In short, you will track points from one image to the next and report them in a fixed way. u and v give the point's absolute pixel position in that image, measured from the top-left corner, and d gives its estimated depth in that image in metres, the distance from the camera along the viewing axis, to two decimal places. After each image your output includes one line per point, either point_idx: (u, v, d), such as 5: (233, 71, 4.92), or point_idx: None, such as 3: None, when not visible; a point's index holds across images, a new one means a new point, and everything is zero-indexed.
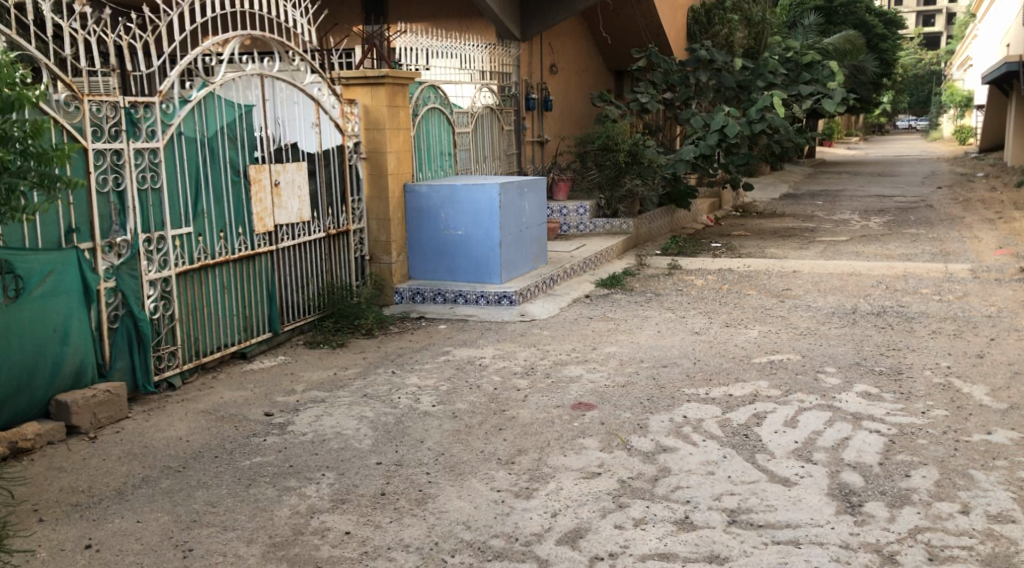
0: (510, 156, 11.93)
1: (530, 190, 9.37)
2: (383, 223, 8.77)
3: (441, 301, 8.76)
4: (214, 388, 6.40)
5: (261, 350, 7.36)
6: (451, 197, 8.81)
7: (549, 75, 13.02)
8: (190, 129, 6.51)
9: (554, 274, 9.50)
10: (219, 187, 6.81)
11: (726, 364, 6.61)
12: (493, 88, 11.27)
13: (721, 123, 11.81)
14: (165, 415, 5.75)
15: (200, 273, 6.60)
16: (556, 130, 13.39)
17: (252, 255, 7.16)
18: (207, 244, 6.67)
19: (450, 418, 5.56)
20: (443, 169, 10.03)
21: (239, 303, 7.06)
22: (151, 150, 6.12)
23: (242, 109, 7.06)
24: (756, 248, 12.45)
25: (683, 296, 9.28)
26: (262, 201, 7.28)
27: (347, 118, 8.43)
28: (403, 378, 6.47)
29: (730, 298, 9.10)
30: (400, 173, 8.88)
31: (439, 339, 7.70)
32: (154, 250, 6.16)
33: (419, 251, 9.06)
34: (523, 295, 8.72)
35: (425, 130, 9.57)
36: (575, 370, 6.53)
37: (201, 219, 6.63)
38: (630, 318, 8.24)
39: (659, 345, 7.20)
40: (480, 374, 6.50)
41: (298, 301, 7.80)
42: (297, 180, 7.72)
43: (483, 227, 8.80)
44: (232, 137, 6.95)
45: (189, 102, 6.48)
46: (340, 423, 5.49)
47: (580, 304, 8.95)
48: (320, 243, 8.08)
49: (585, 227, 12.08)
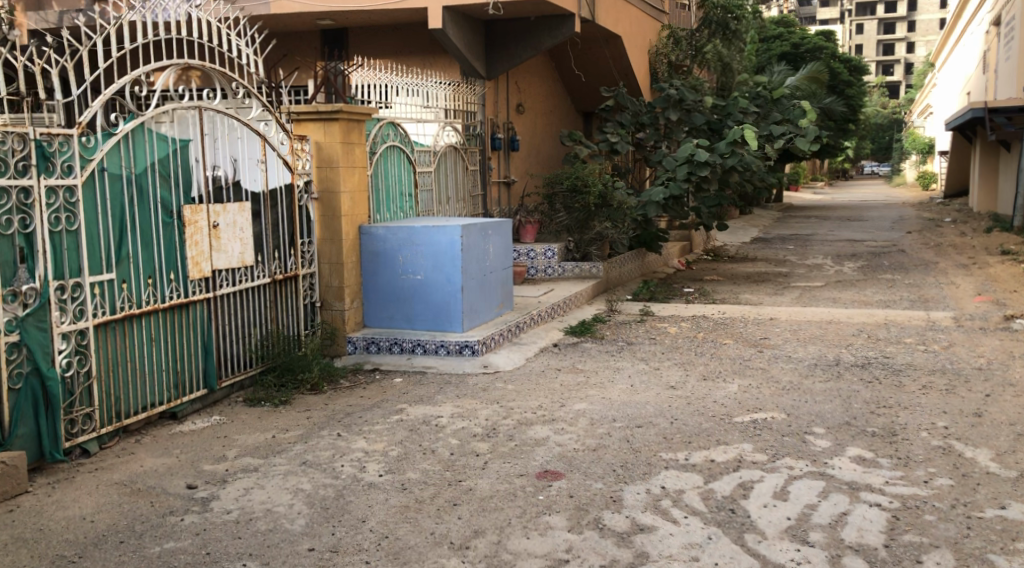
0: (475, 198, 11.39)
1: (495, 232, 8.79)
2: (335, 267, 8.14)
3: (397, 352, 8.09)
4: (135, 455, 5.71)
5: (194, 409, 6.68)
6: (410, 239, 8.21)
7: (516, 114, 12.55)
8: (115, 164, 5.88)
9: (521, 320, 8.88)
10: (148, 229, 6.17)
11: (705, 425, 6.01)
12: (456, 126, 10.75)
13: (688, 153, 11.34)
14: (72, 490, 5.07)
15: (122, 324, 5.94)
16: (523, 170, 12.89)
17: (185, 303, 6.50)
18: (132, 291, 6.01)
19: (399, 490, 4.91)
20: (403, 210, 9.44)
21: (170, 357, 6.39)
22: (67, 188, 5.48)
23: (176, 143, 6.44)
24: (730, 293, 11.98)
25: (656, 345, 8.72)
26: (198, 244, 6.64)
27: (297, 155, 7.82)
28: (349, 442, 5.81)
29: (706, 347, 8.55)
30: (355, 214, 8.27)
31: (392, 394, 7.06)
32: (67, 299, 5.51)
33: (375, 296, 8.42)
34: (487, 345, 8.08)
35: (384, 169, 8.99)
36: (541, 431, 5.90)
37: (126, 264, 5.97)
38: (600, 371, 7.65)
39: (631, 401, 6.60)
40: (436, 437, 5.85)
41: (239, 354, 7.13)
42: (239, 221, 7.08)
43: (444, 272, 8.18)
44: (164, 175, 6.32)
45: (114, 135, 5.86)
46: (272, 498, 4.83)
47: (547, 354, 8.35)
48: (265, 290, 7.43)
49: (553, 271, 11.54)
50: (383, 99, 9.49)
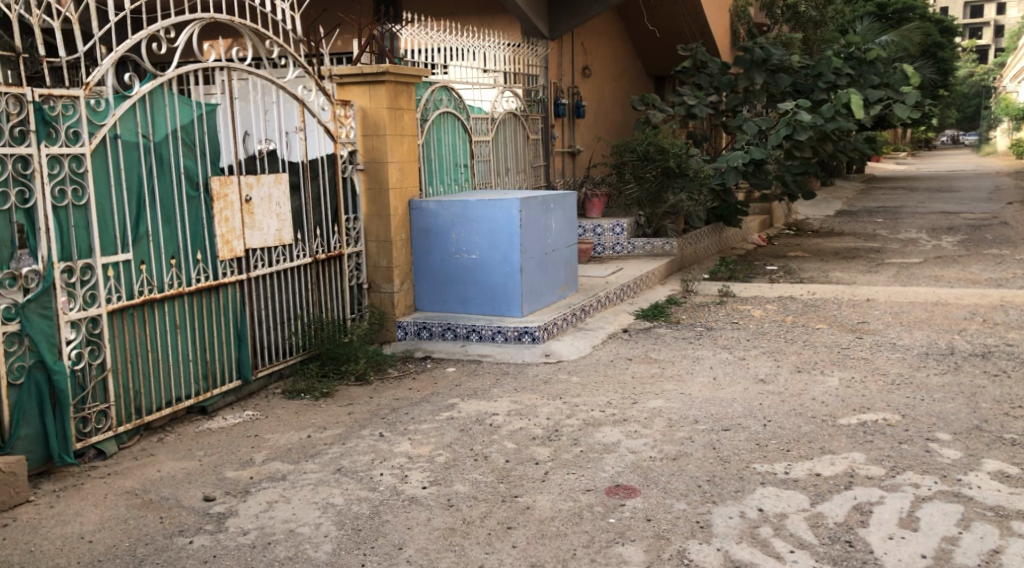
0: (537, 169, 10.58)
1: (558, 207, 7.97)
2: (383, 246, 7.44)
3: (451, 338, 7.38)
4: (154, 457, 5.09)
5: (226, 402, 6.05)
6: (463, 214, 7.44)
7: (582, 78, 11.67)
8: (130, 131, 5.24)
9: (586, 303, 8.06)
10: (169, 204, 5.53)
11: (804, 429, 5.14)
12: (517, 91, 9.94)
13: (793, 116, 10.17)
14: (76, 501, 4.46)
15: (141, 309, 5.32)
16: (589, 138, 12.01)
17: (213, 286, 5.86)
18: (153, 273, 5.39)
19: (444, 508, 4.17)
20: (456, 183, 8.69)
21: (197, 345, 5.77)
22: (73, 156, 4.86)
23: (201, 108, 5.78)
24: (818, 271, 10.94)
25: (740, 331, 7.81)
26: (228, 220, 5.98)
27: (340, 122, 7.10)
28: (392, 444, 5.09)
29: (797, 334, 7.61)
30: (404, 187, 7.54)
31: (443, 387, 6.32)
32: (77, 282, 4.90)
33: (427, 277, 7.70)
34: (549, 331, 7.29)
35: (436, 137, 8.26)
36: (611, 434, 5.10)
37: (144, 243, 5.34)
38: (678, 360, 6.80)
39: (716, 399, 5.75)
40: (490, 439, 5.10)
41: (276, 342, 6.48)
42: (275, 194, 6.41)
43: (501, 250, 7.39)
44: (188, 143, 5.67)
45: (128, 97, 5.21)
46: (297, 516, 4.14)
47: (617, 341, 7.52)
48: (305, 271, 6.77)
49: (623, 248, 10.71)
50: (438, 62, 8.73)
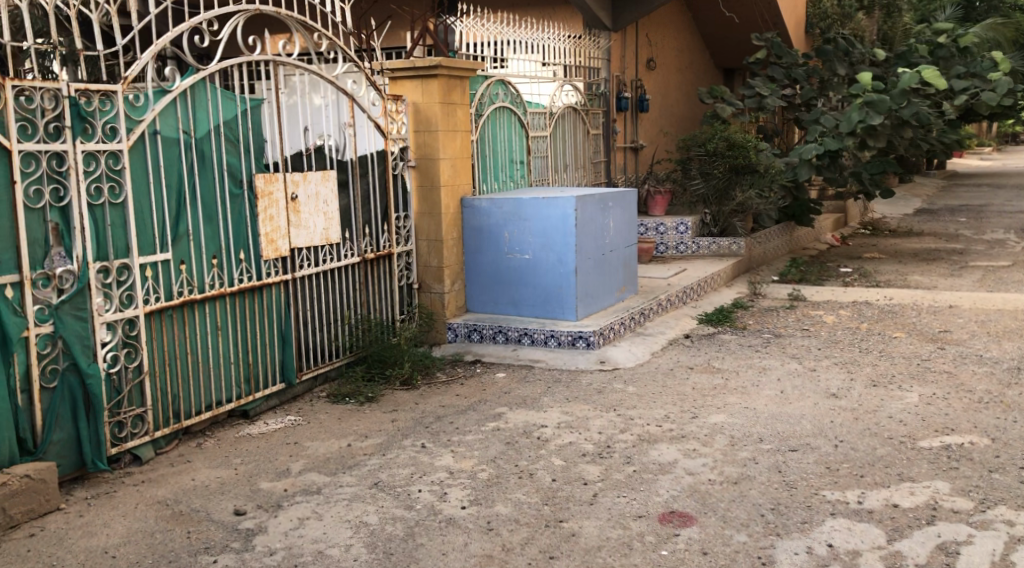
0: (598, 166, 10.23)
1: (617, 205, 7.62)
2: (433, 245, 7.20)
3: (502, 342, 7.10)
4: (190, 464, 4.92)
5: (269, 406, 5.87)
6: (516, 213, 7.15)
7: (647, 71, 11.27)
8: (170, 127, 5.08)
9: (646, 307, 7.69)
10: (211, 202, 5.36)
11: (880, 451, 4.73)
12: (577, 85, 9.61)
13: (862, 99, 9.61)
14: (106, 510, 4.30)
15: (181, 310, 5.17)
16: (653, 133, 11.60)
17: (256, 287, 5.69)
18: (193, 274, 5.23)
19: (483, 532, 3.89)
20: (512, 180, 8.40)
21: (239, 347, 5.60)
22: (110, 153, 4.71)
23: (246, 103, 5.60)
24: (896, 274, 10.35)
25: (810, 340, 7.36)
26: (272, 219, 5.80)
27: (391, 118, 6.88)
28: (434, 456, 4.83)
29: (873, 343, 7.14)
30: (457, 184, 7.29)
31: (492, 394, 6.05)
32: (113, 283, 4.75)
33: (479, 278, 7.44)
34: (605, 336, 6.95)
35: (492, 132, 7.99)
36: (667, 453, 4.76)
37: (184, 242, 5.19)
38: (742, 371, 6.41)
39: (782, 415, 5.36)
40: (538, 454, 4.81)
41: (322, 344, 6.29)
42: (322, 192, 6.21)
43: (555, 251, 7.06)
44: (231, 139, 5.49)
45: (168, 92, 5.04)
46: (327, 535, 3.90)
47: (677, 347, 7.15)
48: (353, 271, 6.56)
49: (686, 248, 10.27)
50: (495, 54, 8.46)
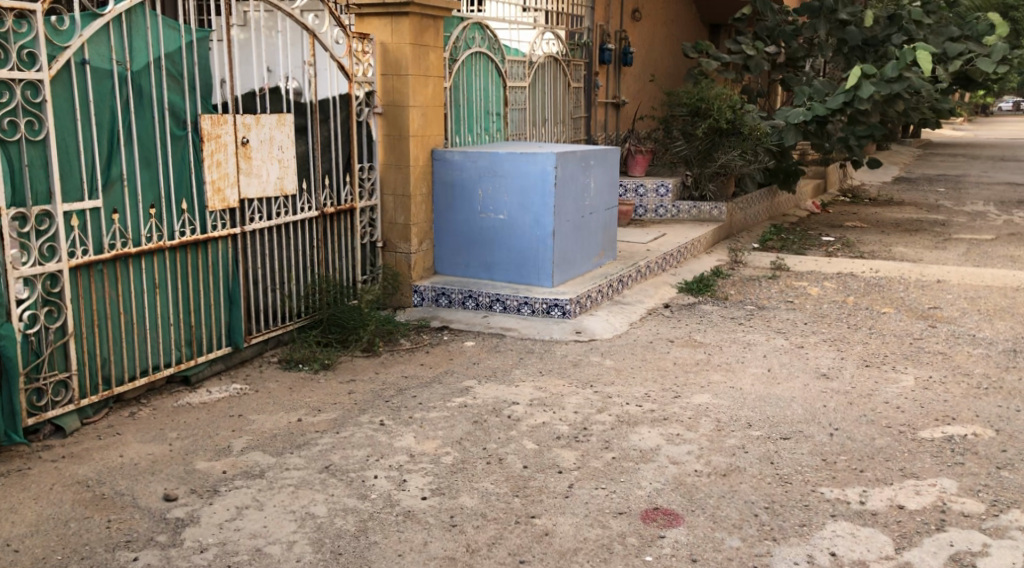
0: (577, 121, 9.71)
1: (599, 164, 7.13)
2: (400, 200, 6.67)
3: (472, 307, 6.64)
4: (120, 437, 4.41)
5: (214, 371, 5.36)
6: (491, 169, 6.65)
7: (632, 23, 10.71)
8: (101, 57, 4.49)
9: (625, 273, 7.26)
10: (150, 144, 4.79)
11: (879, 440, 4.36)
12: (559, 33, 9.06)
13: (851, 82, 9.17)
14: (17, 491, 3.79)
15: (112, 265, 4.61)
16: (636, 90, 11.08)
17: (201, 241, 5.14)
18: (127, 225, 4.67)
19: (444, 529, 3.45)
20: (487, 132, 7.87)
21: (180, 308, 5.06)
22: (28, 82, 4.13)
23: (191, 35, 5.01)
24: (880, 244, 10.01)
25: (795, 313, 6.99)
26: (221, 165, 5.24)
27: (356, 59, 6.31)
28: (393, 436, 4.37)
29: (861, 319, 6.78)
30: (427, 134, 6.74)
31: (458, 365, 5.60)
32: (31, 233, 4.19)
33: (449, 238, 6.95)
34: (582, 305, 6.51)
35: (466, 81, 7.44)
36: (648, 438, 4.35)
37: (117, 188, 4.62)
38: (726, 346, 6.02)
39: (771, 397, 4.99)
40: (509, 435, 4.37)
41: (275, 305, 5.77)
42: (278, 137, 5.66)
43: (531, 211, 6.58)
44: (173, 74, 4.91)
45: (99, 16, 4.45)
46: (267, 529, 3.43)
47: (656, 318, 6.73)
48: (311, 225, 6.03)
49: (666, 211, 9.86)
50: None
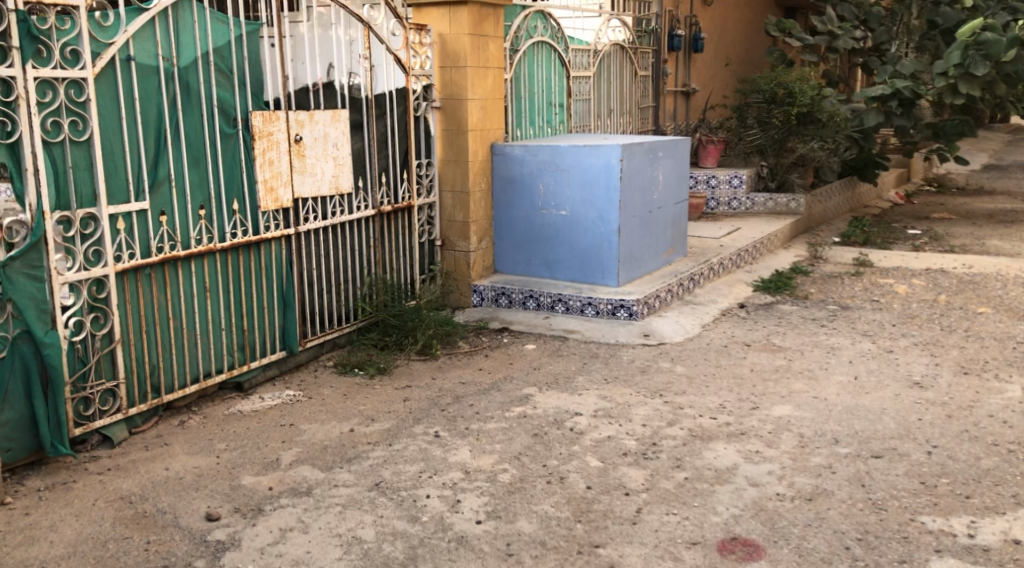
0: (645, 111, 9.33)
1: (668, 156, 6.76)
2: (459, 197, 6.41)
3: (533, 308, 6.34)
4: (167, 448, 4.24)
5: (267, 377, 5.16)
6: (553, 162, 6.34)
7: (703, 7, 10.25)
8: (147, 53, 4.31)
9: (696, 271, 6.87)
10: (199, 143, 4.61)
11: (985, 460, 3.92)
12: (626, 20, 8.69)
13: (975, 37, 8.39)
14: (58, 506, 3.64)
15: (160, 269, 4.43)
16: (707, 77, 10.61)
17: (253, 242, 4.94)
18: (176, 227, 4.49)
19: (500, 559, 3.17)
20: (549, 124, 7.55)
21: (232, 312, 4.87)
22: (71, 81, 3.97)
23: (241, 29, 4.81)
24: (972, 237, 9.37)
25: (882, 314, 6.52)
26: (273, 163, 5.04)
27: (414, 51, 6.07)
28: (448, 450, 4.10)
29: (956, 320, 6.27)
30: (486, 128, 6.47)
31: (519, 370, 5.31)
32: (76, 237, 4.03)
33: (510, 236, 6.67)
34: (649, 306, 6.16)
35: (528, 71, 7.14)
36: (724, 456, 4.00)
37: (164, 189, 4.44)
38: (808, 352, 5.60)
39: (859, 409, 4.59)
40: (572, 451, 4.07)
41: (330, 307, 5.56)
42: (332, 133, 5.44)
43: (596, 206, 6.24)
44: (222, 70, 4.72)
45: (145, 10, 4.27)
46: (311, 556, 3.20)
47: (731, 320, 6.34)
48: (367, 224, 5.81)
49: (740, 204, 9.42)
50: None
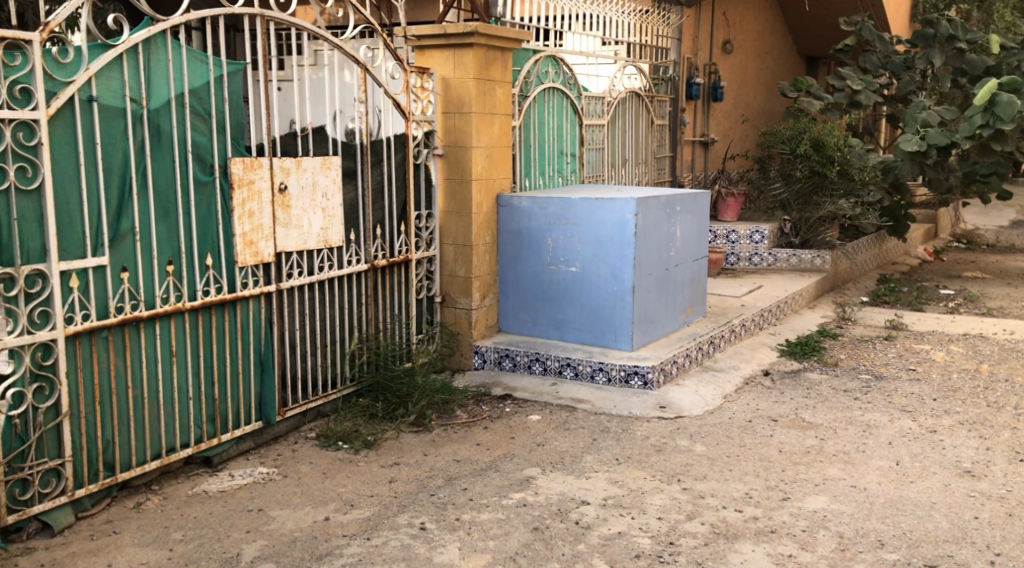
0: (661, 161, 8.90)
1: (686, 210, 6.29)
2: (461, 251, 5.95)
3: (540, 372, 5.84)
4: (116, 537, 3.74)
5: (241, 450, 4.67)
6: (562, 216, 5.88)
7: (722, 55, 9.87)
8: (112, 92, 3.88)
9: (716, 334, 6.36)
10: (169, 193, 4.17)
11: None
12: (642, 67, 8.29)
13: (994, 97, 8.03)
14: None
15: (119, 332, 3.96)
16: (726, 127, 10.19)
17: (228, 301, 4.47)
18: (139, 284, 4.03)
19: None
20: (560, 174, 7.11)
21: (202, 378, 4.39)
22: (20, 122, 3.53)
23: (222, 69, 4.40)
24: (1009, 299, 8.82)
25: (920, 385, 5.97)
26: (254, 214, 4.59)
27: (414, 95, 5.66)
28: (434, 547, 3.58)
29: (1004, 395, 5.71)
30: (491, 178, 6.03)
31: (521, 446, 4.79)
32: (20, 297, 3.57)
33: (515, 293, 6.19)
34: (666, 373, 5.63)
35: (538, 118, 6.72)
36: (752, 561, 3.46)
37: (127, 242, 3.99)
38: (842, 430, 5.05)
39: (904, 503, 4.03)
40: (577, 552, 3.53)
41: (315, 371, 5.08)
42: (321, 182, 5.01)
43: (608, 263, 5.76)
44: (198, 113, 4.30)
45: (111, 46, 3.85)
46: None
47: (755, 390, 5.80)
48: (359, 281, 5.34)
49: (761, 260, 8.93)
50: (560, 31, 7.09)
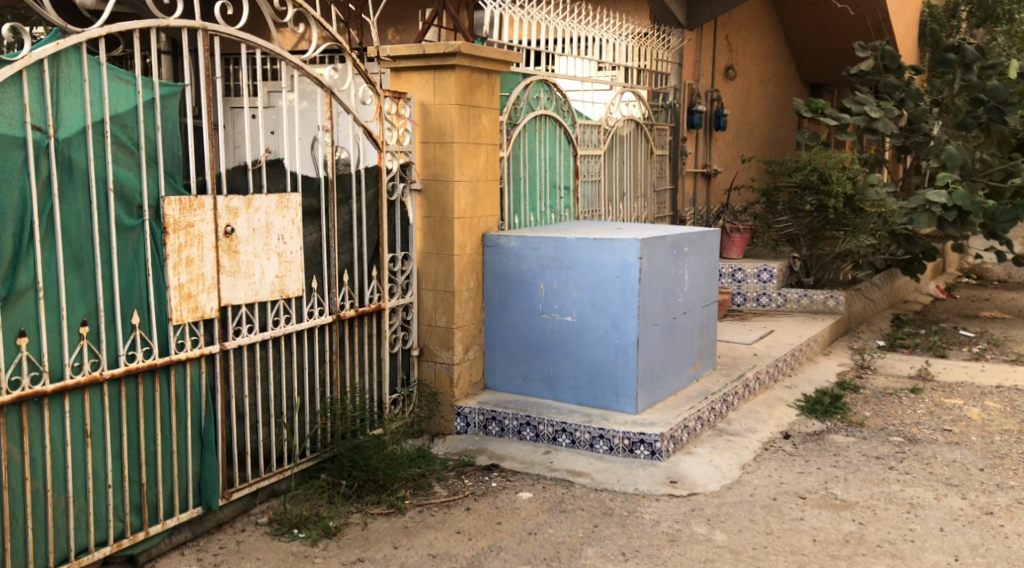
0: (661, 194, 8.25)
1: (694, 251, 5.61)
2: (442, 298, 5.24)
3: (530, 439, 5.11)
4: None
5: (174, 544, 3.92)
6: (556, 259, 5.20)
7: (725, 81, 9.26)
8: (7, 119, 3.18)
9: (729, 390, 5.65)
10: (82, 240, 3.45)
11: None
12: (641, 93, 7.67)
13: None
14: None
15: (13, 411, 3.23)
16: (728, 158, 9.56)
17: (159, 366, 3.74)
18: (42, 353, 3.31)
19: None
20: (552, 210, 6.42)
21: (124, 461, 3.65)
22: None
23: (154, 93, 3.69)
24: None
25: (961, 450, 5.27)
26: (193, 262, 3.87)
27: (388, 123, 4.97)
28: None
29: None
30: (476, 216, 5.33)
31: (509, 535, 4.05)
32: None
33: (503, 345, 5.47)
34: (675, 440, 4.91)
35: (528, 148, 6.05)
36: None
37: (27, 301, 3.27)
38: (882, 510, 4.34)
39: None
40: None
41: (269, 442, 4.34)
42: (277, 223, 4.30)
43: (608, 313, 5.07)
44: (123, 143, 3.59)
45: (7, 63, 3.16)
46: None
47: (778, 458, 5.09)
48: (322, 336, 4.62)
49: (770, 301, 8.28)
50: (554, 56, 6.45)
